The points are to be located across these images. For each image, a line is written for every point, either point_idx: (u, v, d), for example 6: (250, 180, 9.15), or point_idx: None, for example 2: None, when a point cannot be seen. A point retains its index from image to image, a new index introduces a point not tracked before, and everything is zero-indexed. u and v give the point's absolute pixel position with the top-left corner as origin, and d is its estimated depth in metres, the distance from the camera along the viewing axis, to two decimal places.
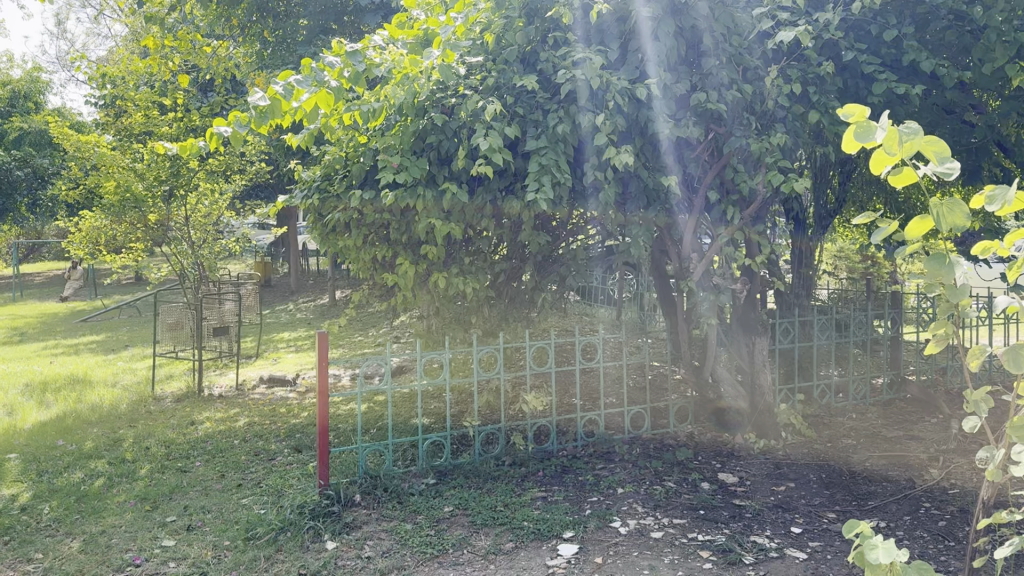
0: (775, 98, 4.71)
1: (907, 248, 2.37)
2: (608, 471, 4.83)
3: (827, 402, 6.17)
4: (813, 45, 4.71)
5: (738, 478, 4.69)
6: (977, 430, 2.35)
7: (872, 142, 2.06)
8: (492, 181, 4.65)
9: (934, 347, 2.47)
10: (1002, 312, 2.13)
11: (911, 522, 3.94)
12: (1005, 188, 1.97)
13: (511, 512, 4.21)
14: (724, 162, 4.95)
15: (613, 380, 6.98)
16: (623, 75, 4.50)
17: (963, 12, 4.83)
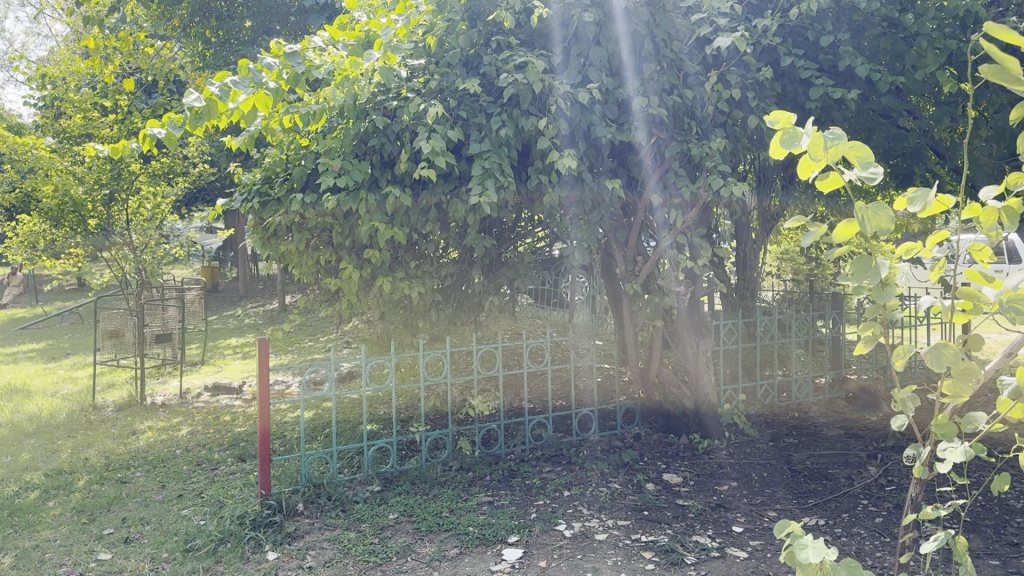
0: (715, 104, 4.80)
1: (836, 252, 2.42)
2: (555, 474, 4.83)
3: (771, 402, 6.27)
4: (751, 50, 4.75)
5: (682, 478, 4.73)
6: (904, 428, 2.39)
7: (798, 149, 2.11)
8: (437, 185, 4.62)
9: (863, 347, 2.52)
10: (927, 312, 2.22)
11: (849, 519, 4.01)
12: (925, 190, 2.05)
13: (456, 518, 4.18)
14: (667, 165, 5.00)
15: (563, 383, 6.97)
16: (566, 79, 4.52)
17: (897, 19, 4.94)
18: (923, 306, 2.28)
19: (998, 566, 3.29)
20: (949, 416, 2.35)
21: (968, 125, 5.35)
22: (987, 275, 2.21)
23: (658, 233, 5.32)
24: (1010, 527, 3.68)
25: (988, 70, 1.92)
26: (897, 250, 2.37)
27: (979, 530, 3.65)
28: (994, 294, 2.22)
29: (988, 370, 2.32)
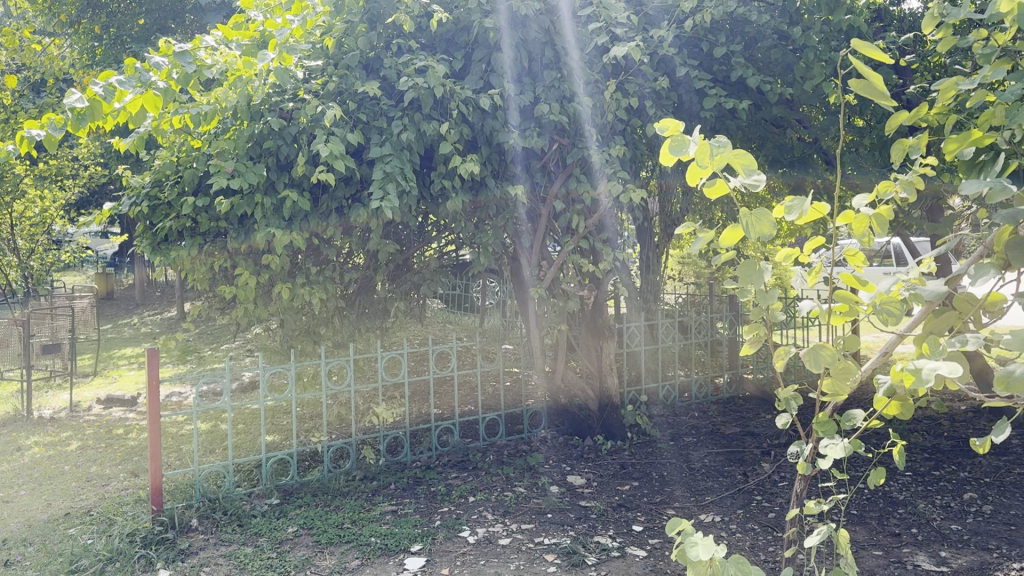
0: (614, 112, 4.85)
1: (722, 257, 2.49)
2: (460, 480, 4.80)
3: (673, 402, 6.43)
4: (648, 60, 4.83)
5: (586, 480, 4.77)
6: (788, 426, 2.48)
7: (685, 155, 2.16)
8: (337, 189, 4.52)
9: (750, 348, 2.61)
10: (806, 316, 2.35)
11: (744, 515, 4.13)
12: (799, 198, 2.19)
13: (359, 529, 4.11)
14: (569, 171, 5.03)
15: (470, 388, 6.93)
16: (468, 84, 4.49)
17: (786, 31, 5.12)
18: (803, 309, 2.38)
19: (880, 555, 3.45)
20: (829, 414, 2.44)
21: (854, 134, 5.59)
22: (862, 279, 2.34)
23: (561, 238, 5.36)
24: (893, 518, 3.87)
25: (859, 83, 2.01)
26: (777, 255, 2.48)
27: (863, 522, 3.82)
28: (869, 297, 2.35)
29: (864, 369, 2.42)
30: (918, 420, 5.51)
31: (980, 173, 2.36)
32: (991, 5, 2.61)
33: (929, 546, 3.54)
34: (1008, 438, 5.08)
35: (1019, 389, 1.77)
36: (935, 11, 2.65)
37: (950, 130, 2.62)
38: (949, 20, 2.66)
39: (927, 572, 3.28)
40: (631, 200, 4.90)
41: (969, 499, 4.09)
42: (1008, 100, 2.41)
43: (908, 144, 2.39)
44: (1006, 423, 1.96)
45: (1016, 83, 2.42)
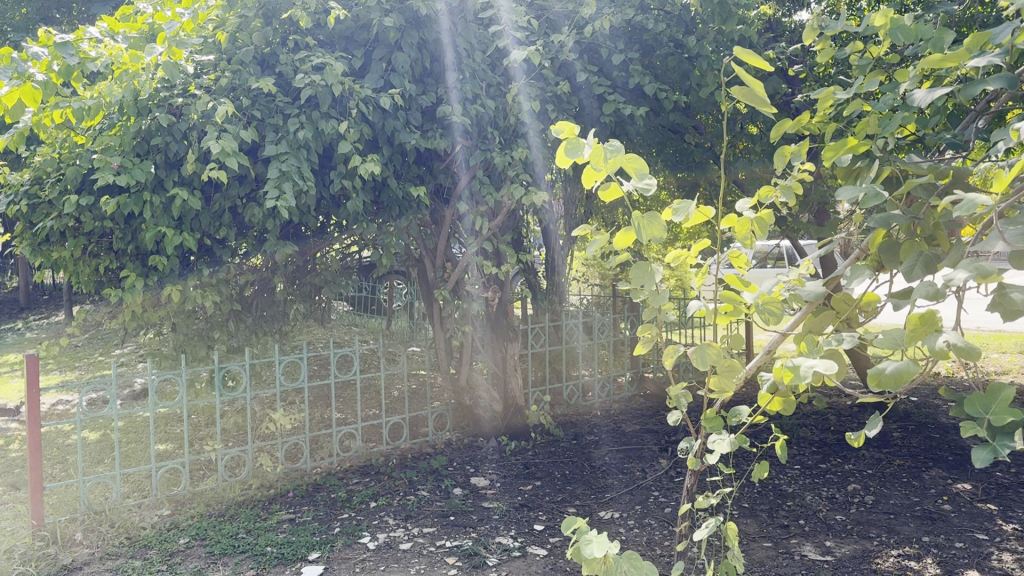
0: (517, 114, 4.87)
1: (616, 258, 2.54)
2: (362, 485, 4.73)
3: (576, 402, 6.51)
4: (549, 64, 4.88)
5: (489, 481, 4.77)
6: (678, 423, 2.54)
7: (580, 158, 2.17)
8: (230, 188, 4.38)
9: (642, 347, 2.66)
10: (695, 315, 2.42)
11: (641, 511, 4.21)
12: (686, 202, 2.25)
13: (254, 538, 3.99)
14: (472, 172, 5.02)
15: (374, 392, 6.83)
16: (368, 83, 4.42)
17: (681, 39, 5.26)
18: (691, 309, 2.44)
19: (769, 547, 3.58)
20: (717, 410, 2.52)
21: (747, 141, 5.79)
22: (745, 280, 2.42)
23: (464, 239, 5.35)
24: (782, 510, 4.02)
25: (743, 90, 2.06)
26: (668, 257, 2.54)
27: (754, 515, 3.96)
28: (752, 297, 2.43)
29: (749, 367, 2.51)
30: (807, 415, 5.74)
31: (855, 179, 2.47)
32: (866, 19, 2.74)
33: (815, 536, 3.70)
34: (888, 431, 5.35)
35: (889, 384, 1.86)
36: (815, 23, 2.77)
37: (830, 138, 2.73)
38: (828, 32, 2.78)
39: (812, 562, 3.42)
40: (532, 203, 4.94)
41: (852, 490, 4.28)
42: (881, 109, 2.53)
43: (788, 151, 2.49)
44: (878, 417, 2.06)
45: (889, 94, 2.55)
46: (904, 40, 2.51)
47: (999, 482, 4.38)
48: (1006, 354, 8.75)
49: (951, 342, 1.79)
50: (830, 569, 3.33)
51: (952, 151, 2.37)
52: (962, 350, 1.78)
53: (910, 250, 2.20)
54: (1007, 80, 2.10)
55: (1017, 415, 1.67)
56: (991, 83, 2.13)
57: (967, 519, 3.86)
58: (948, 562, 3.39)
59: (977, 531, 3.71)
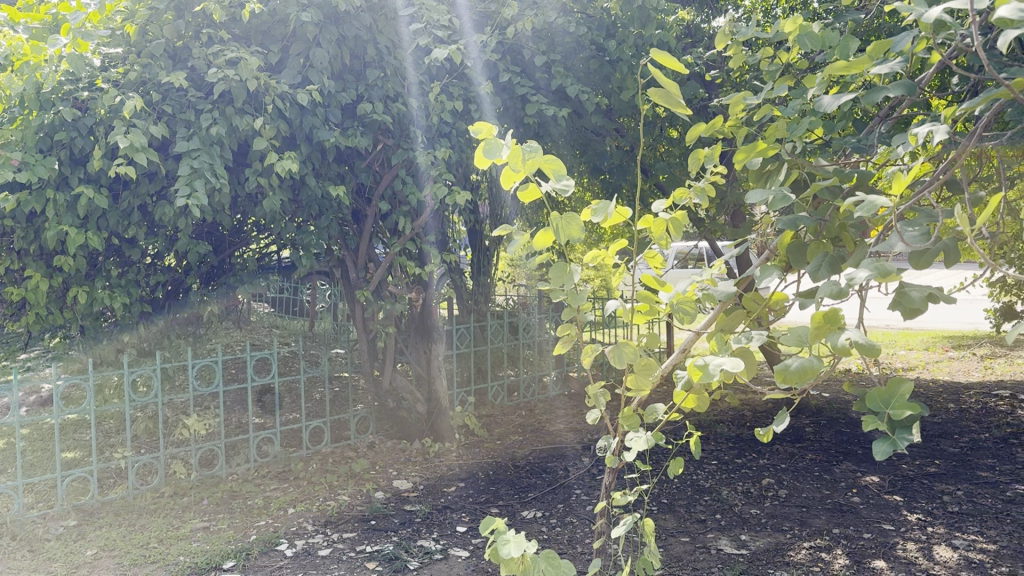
0: (439, 114, 4.84)
1: (536, 259, 2.54)
2: (280, 491, 4.62)
3: (501, 402, 6.51)
4: (471, 64, 4.86)
5: (412, 484, 4.73)
6: (596, 421, 2.56)
7: (498, 158, 2.16)
8: (140, 185, 4.23)
9: (561, 346, 2.68)
10: (613, 315, 2.44)
11: (563, 509, 4.24)
12: (603, 202, 2.27)
13: (166, 548, 3.85)
14: (394, 172, 4.96)
15: (294, 395, 6.69)
16: (284, 79, 4.32)
17: (602, 43, 5.32)
18: (608, 309, 2.47)
19: (687, 542, 3.64)
20: (634, 408, 2.54)
21: (667, 143, 5.89)
22: (661, 280, 2.46)
23: (386, 239, 5.28)
24: (700, 505, 4.10)
25: (657, 93, 2.07)
26: (586, 257, 2.56)
27: (672, 510, 4.02)
28: (667, 297, 2.47)
29: (665, 366, 2.55)
30: (725, 412, 5.87)
31: (766, 182, 2.53)
32: (776, 26, 2.82)
33: (731, 530, 3.78)
34: (802, 427, 5.52)
35: (795, 380, 1.91)
36: (727, 29, 2.83)
37: (742, 141, 2.79)
38: (739, 37, 2.84)
39: (728, 555, 3.49)
40: (455, 203, 4.91)
41: (767, 484, 4.40)
42: (789, 114, 2.60)
43: (701, 154, 2.53)
44: (786, 412, 2.12)
45: (797, 99, 2.61)
46: (811, 46, 2.57)
47: (905, 474, 4.56)
48: (910, 351, 9.15)
49: (853, 339, 1.85)
50: (745, 562, 3.41)
51: (857, 155, 2.45)
52: (863, 346, 1.84)
53: (817, 251, 2.26)
54: (905, 87, 2.18)
55: (914, 408, 1.73)
56: (892, 89, 2.21)
57: (874, 510, 4.00)
58: (856, 553, 3.51)
59: (884, 522, 3.85)
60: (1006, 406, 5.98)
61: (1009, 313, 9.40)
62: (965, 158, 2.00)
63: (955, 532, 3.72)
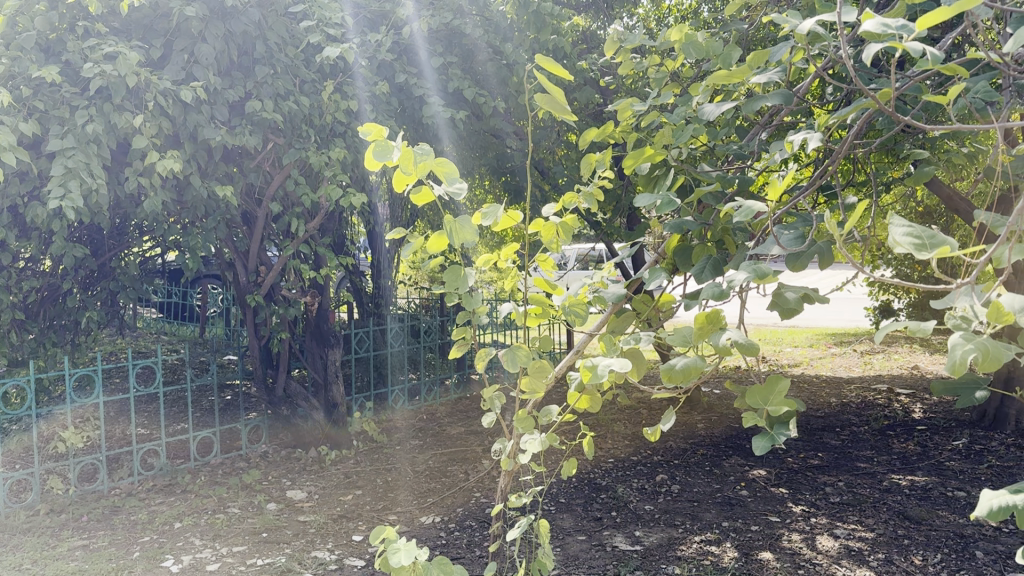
0: (332, 113, 4.73)
1: (430, 262, 2.50)
2: (166, 505, 4.43)
3: (401, 407, 6.43)
4: (366, 64, 4.77)
5: (307, 494, 4.62)
6: (491, 425, 2.55)
7: (388, 161, 2.08)
8: (9, 185, 3.98)
9: (455, 350, 2.64)
10: (507, 318, 2.43)
11: (462, 513, 4.22)
12: (493, 206, 2.27)
13: (39, 569, 3.63)
14: (285, 172, 4.82)
15: (183, 405, 6.43)
16: (167, 75, 4.15)
17: (498, 46, 5.33)
18: (502, 312, 2.45)
19: (584, 540, 3.69)
20: (528, 410, 2.54)
21: (564, 147, 5.95)
22: (553, 283, 2.47)
23: (279, 242, 5.14)
24: (596, 503, 4.16)
25: (542, 98, 2.09)
26: (479, 262, 2.53)
27: (569, 509, 4.07)
28: (559, 300, 2.49)
29: (558, 368, 2.56)
30: (623, 411, 5.98)
31: (654, 186, 2.58)
32: (663, 33, 2.87)
33: (626, 527, 3.85)
34: (695, 424, 5.67)
35: (680, 379, 1.96)
36: (616, 35, 2.87)
37: (632, 146, 2.83)
38: (628, 44, 2.89)
39: (622, 552, 3.55)
40: (351, 206, 4.81)
41: (661, 481, 4.50)
42: (675, 120, 2.65)
43: (592, 159, 2.56)
44: (672, 410, 2.17)
45: (683, 106, 2.67)
46: (696, 55, 2.63)
47: (791, 467, 4.75)
48: (796, 348, 9.54)
49: (733, 338, 1.91)
50: (639, 558, 3.47)
51: (739, 161, 2.52)
52: (743, 345, 1.90)
53: (701, 254, 2.33)
54: (783, 97, 2.26)
55: (791, 405, 1.79)
56: (771, 99, 2.29)
57: (762, 503, 4.15)
58: (744, 545, 3.63)
59: (770, 514, 4.00)
60: (883, 399, 6.31)
61: (887, 311, 9.94)
62: (837, 165, 2.10)
63: (836, 522, 3.90)
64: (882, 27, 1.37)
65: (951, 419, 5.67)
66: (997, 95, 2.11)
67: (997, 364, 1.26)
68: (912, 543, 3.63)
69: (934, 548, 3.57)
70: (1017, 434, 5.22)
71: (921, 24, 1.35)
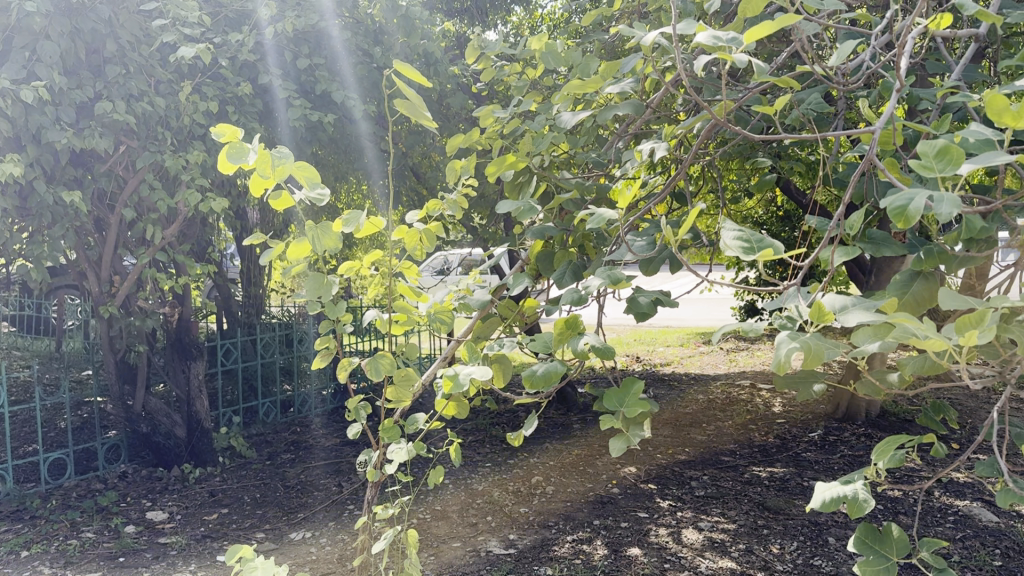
0: (191, 115, 4.54)
1: (291, 270, 2.40)
2: (12, 534, 4.14)
3: (272, 420, 6.24)
4: (226, 64, 4.61)
5: (168, 514, 4.41)
6: (356, 436, 2.49)
7: (244, 165, 1.75)
8: None
9: (319, 361, 2.56)
10: (371, 326, 2.38)
11: (334, 527, 4.14)
12: (355, 212, 2.21)
13: None
14: (140, 177, 4.59)
15: (34, 425, 6.01)
16: (5, 73, 3.88)
17: (367, 49, 5.26)
18: (365, 320, 2.41)
19: (458, 547, 3.68)
20: (394, 420, 2.50)
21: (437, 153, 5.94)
22: (417, 289, 2.44)
23: (135, 251, 4.89)
24: (471, 509, 4.16)
25: (403, 104, 2.05)
26: (341, 269, 2.46)
27: (445, 516, 4.06)
28: (425, 307, 2.47)
29: (425, 375, 2.53)
30: (501, 415, 6.01)
31: (518, 193, 2.60)
32: (523, 42, 2.90)
33: (500, 531, 3.87)
34: (570, 424, 5.76)
35: (539, 384, 1.96)
36: (476, 42, 2.89)
37: (495, 152, 2.85)
38: (489, 52, 2.90)
39: (496, 557, 3.57)
40: (211, 211, 4.64)
41: (536, 482, 4.55)
42: (537, 128, 2.69)
43: (457, 166, 2.55)
44: (535, 415, 2.18)
45: (543, 114, 2.71)
46: (554, 64, 2.68)
47: (660, 463, 4.90)
48: (668, 347, 9.85)
49: (591, 342, 1.94)
50: (513, 562, 3.50)
51: (598, 169, 2.58)
52: (600, 350, 1.93)
53: (562, 260, 2.37)
54: (633, 106, 2.34)
55: (644, 405, 1.84)
56: (622, 108, 2.36)
57: (632, 500, 4.26)
58: (614, 542, 3.71)
59: (639, 510, 4.11)
60: (747, 395, 6.61)
61: (752, 309, 10.43)
62: (686, 173, 2.17)
63: (701, 515, 4.04)
64: (713, 39, 1.41)
65: (808, 411, 6.00)
66: (829, 106, 2.23)
67: (819, 361, 1.33)
68: (770, 533, 3.81)
69: (791, 536, 3.75)
70: (866, 424, 5.58)
71: (749, 38, 1.39)
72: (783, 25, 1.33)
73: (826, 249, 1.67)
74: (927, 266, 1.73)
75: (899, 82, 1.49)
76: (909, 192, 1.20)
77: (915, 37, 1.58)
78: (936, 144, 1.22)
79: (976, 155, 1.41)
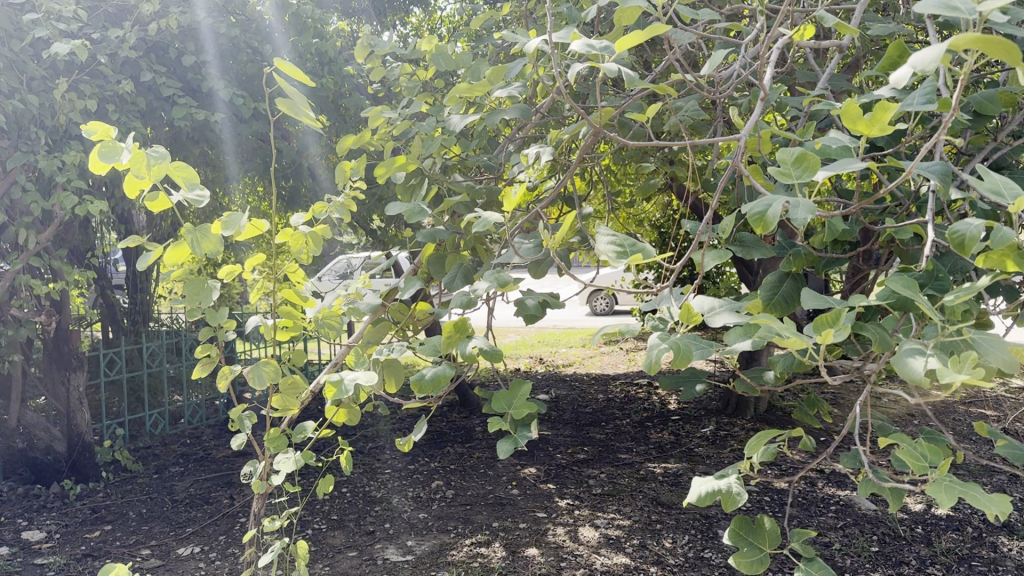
0: (67, 113, 4.32)
1: (168, 275, 2.29)
2: None
3: (160, 432, 6.00)
4: (105, 61, 4.41)
5: (46, 534, 4.19)
6: (240, 446, 2.41)
7: (118, 164, 1.65)
8: None
9: (201, 370, 2.46)
10: (256, 331, 2.31)
11: (224, 541, 4.01)
12: (235, 215, 2.13)
13: None
14: (10, 178, 4.35)
15: None
16: None
17: (257, 47, 5.13)
18: (249, 326, 2.33)
19: (353, 556, 3.63)
20: (281, 429, 2.43)
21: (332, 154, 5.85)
22: (304, 294, 2.38)
23: (7, 256, 4.63)
24: (369, 516, 4.11)
25: (284, 103, 1.99)
26: (222, 274, 2.37)
27: (341, 526, 3.99)
28: (312, 312, 2.41)
29: (314, 382, 2.48)
30: (401, 421, 5.97)
31: (408, 195, 2.57)
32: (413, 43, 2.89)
33: (398, 538, 3.83)
34: (469, 428, 5.76)
35: (428, 390, 1.93)
36: (364, 42, 2.85)
37: (384, 154, 2.82)
38: (377, 51, 2.87)
39: (392, 564, 3.53)
40: (89, 214, 4.44)
41: (436, 487, 4.53)
42: (426, 130, 2.67)
43: (345, 168, 2.50)
44: (425, 419, 2.16)
45: (432, 117, 2.69)
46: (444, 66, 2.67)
47: (560, 463, 4.95)
48: (570, 347, 10.05)
49: (478, 346, 1.93)
50: (409, 569, 3.47)
51: (487, 173, 2.58)
52: (487, 353, 1.93)
53: (454, 263, 2.36)
54: (521, 111, 2.34)
55: (532, 407, 1.84)
56: (510, 112, 2.36)
57: (530, 500, 4.29)
58: (512, 543, 3.73)
59: (538, 510, 4.15)
60: (644, 394, 6.75)
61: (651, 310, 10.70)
62: (571, 176, 2.19)
63: (597, 512, 4.11)
64: (586, 47, 1.41)
65: (702, 408, 6.18)
66: (706, 113, 2.29)
67: (689, 361, 1.36)
68: (663, 527, 3.91)
69: (683, 530, 3.86)
70: (755, 419, 5.78)
71: (621, 45, 1.40)
72: (652, 34, 1.34)
73: (700, 251, 1.72)
74: (796, 266, 1.80)
75: (765, 91, 1.56)
76: (768, 198, 1.24)
77: (781, 47, 1.63)
78: (794, 153, 1.27)
79: (837, 160, 1.48)
